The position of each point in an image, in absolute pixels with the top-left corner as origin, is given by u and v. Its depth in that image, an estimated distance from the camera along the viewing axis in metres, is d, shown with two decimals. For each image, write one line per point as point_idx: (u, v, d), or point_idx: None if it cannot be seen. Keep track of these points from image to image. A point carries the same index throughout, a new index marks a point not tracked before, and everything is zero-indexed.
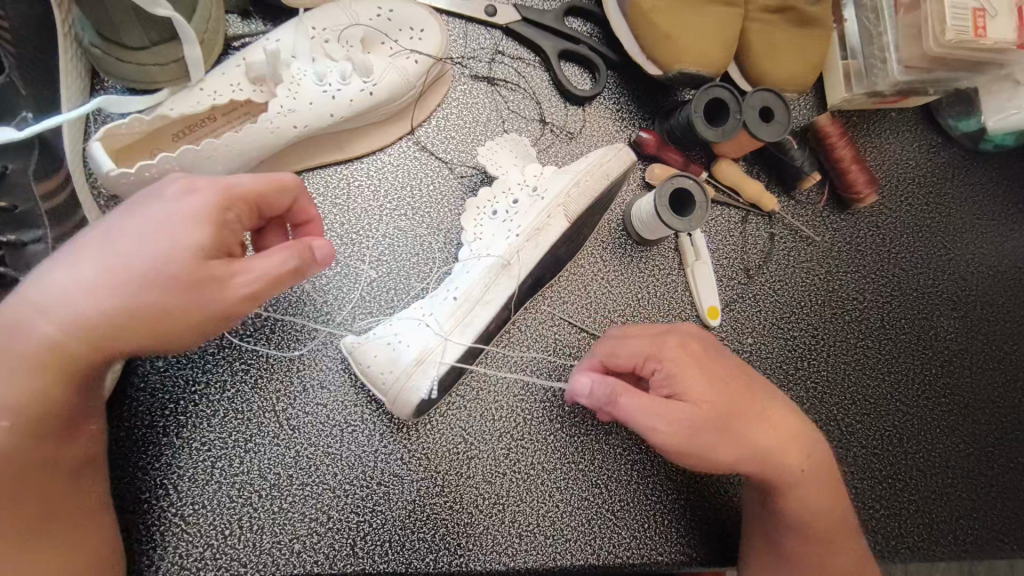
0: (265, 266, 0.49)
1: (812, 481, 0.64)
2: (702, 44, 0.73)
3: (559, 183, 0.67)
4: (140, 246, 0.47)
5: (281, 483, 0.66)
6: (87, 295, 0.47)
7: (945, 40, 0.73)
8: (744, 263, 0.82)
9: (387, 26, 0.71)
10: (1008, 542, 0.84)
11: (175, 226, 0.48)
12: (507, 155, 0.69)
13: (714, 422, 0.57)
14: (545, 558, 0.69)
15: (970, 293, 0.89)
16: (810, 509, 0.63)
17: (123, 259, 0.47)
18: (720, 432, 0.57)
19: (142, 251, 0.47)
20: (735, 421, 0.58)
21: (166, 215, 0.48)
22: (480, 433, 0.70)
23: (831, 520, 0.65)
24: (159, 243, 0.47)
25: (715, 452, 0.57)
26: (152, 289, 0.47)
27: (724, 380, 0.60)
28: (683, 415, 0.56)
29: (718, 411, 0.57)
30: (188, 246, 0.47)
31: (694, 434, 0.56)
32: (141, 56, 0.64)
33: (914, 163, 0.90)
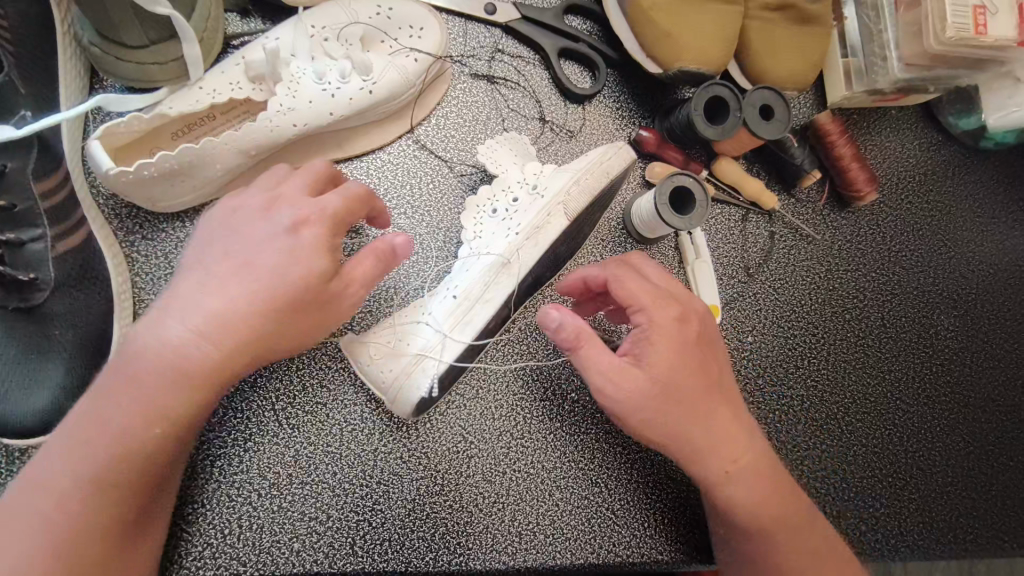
0: (373, 269, 0.56)
1: (756, 481, 0.59)
2: (702, 43, 0.73)
3: (559, 181, 0.66)
4: (269, 275, 0.51)
5: (280, 483, 0.66)
6: (224, 329, 0.50)
7: (945, 37, 0.72)
8: (744, 262, 0.82)
9: (386, 24, 0.71)
10: (1008, 540, 0.84)
11: (298, 256, 0.52)
12: (508, 154, 0.69)
13: (654, 400, 0.55)
14: (544, 557, 0.69)
15: (970, 291, 0.89)
16: (743, 507, 0.59)
17: (255, 290, 0.50)
18: (657, 412, 0.56)
19: (270, 282, 0.51)
20: (675, 407, 0.56)
21: (287, 248, 0.52)
22: (480, 432, 0.70)
23: (775, 526, 0.60)
24: (285, 272, 0.51)
25: (639, 425, 0.57)
26: (289, 311, 0.51)
27: (683, 364, 0.57)
28: (627, 383, 0.55)
29: (662, 393, 0.56)
30: (314, 272, 0.52)
31: (629, 405, 0.56)
32: (140, 55, 0.64)
33: (914, 161, 0.89)
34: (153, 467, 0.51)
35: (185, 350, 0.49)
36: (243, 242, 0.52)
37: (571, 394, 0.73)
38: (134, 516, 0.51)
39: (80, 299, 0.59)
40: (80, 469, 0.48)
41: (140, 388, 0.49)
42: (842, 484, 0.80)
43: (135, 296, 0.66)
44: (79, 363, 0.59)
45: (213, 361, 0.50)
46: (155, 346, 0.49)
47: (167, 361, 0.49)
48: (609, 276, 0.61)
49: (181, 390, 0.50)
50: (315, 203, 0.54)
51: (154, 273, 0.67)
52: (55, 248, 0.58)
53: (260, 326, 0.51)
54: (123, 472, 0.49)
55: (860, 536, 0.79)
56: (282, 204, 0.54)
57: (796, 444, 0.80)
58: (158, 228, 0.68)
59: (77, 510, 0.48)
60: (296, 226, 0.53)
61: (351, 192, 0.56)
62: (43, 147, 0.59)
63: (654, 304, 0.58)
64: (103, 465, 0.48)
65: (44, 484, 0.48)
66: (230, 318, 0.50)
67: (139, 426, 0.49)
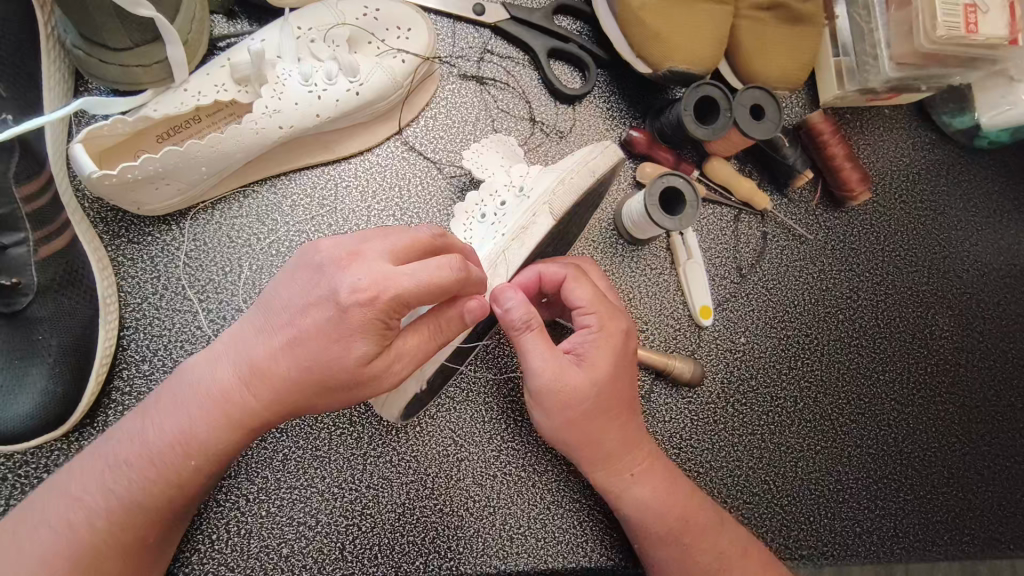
0: (426, 344, 0.53)
1: (663, 490, 0.61)
2: (692, 42, 0.72)
3: (545, 181, 0.65)
4: (309, 342, 0.49)
5: (268, 487, 0.65)
6: (266, 384, 0.51)
7: (936, 36, 0.72)
8: (736, 262, 0.82)
9: (373, 25, 0.70)
10: (1005, 541, 0.84)
11: (338, 330, 0.48)
12: (494, 156, 0.70)
13: (580, 402, 0.56)
14: (537, 560, 0.68)
15: (965, 291, 0.89)
16: (649, 513, 0.61)
17: (293, 353, 0.50)
18: (586, 415, 0.57)
19: (313, 350, 0.49)
20: (601, 413, 0.57)
21: (331, 318, 0.48)
22: (471, 435, 0.70)
23: (678, 535, 0.60)
24: (330, 344, 0.49)
25: (563, 424, 0.58)
26: (318, 382, 0.50)
27: (614, 375, 0.58)
28: (558, 381, 0.56)
29: (588, 400, 0.56)
30: (356, 352, 0.49)
31: (552, 405, 0.57)
32: (123, 58, 0.63)
33: (907, 160, 0.89)
34: (178, 499, 0.53)
35: (232, 396, 0.51)
36: (307, 296, 0.50)
37: None
38: (153, 539, 0.53)
39: (64, 305, 0.59)
40: (114, 492, 0.51)
41: (185, 421, 0.52)
42: (835, 486, 0.79)
43: (120, 300, 0.66)
44: (64, 367, 0.58)
45: (252, 415, 0.52)
46: (209, 383, 0.52)
47: (214, 401, 0.52)
48: (567, 278, 0.61)
49: (220, 433, 0.52)
50: (381, 277, 0.48)
51: (140, 276, 0.67)
52: (38, 252, 0.57)
53: (297, 389, 0.51)
54: (150, 501, 0.51)
55: (853, 537, 0.79)
56: (353, 269, 0.49)
57: (790, 446, 0.79)
58: (144, 231, 0.68)
59: (104, 530, 0.50)
60: (352, 303, 0.48)
61: (427, 274, 0.48)
62: (25, 149, 0.58)
63: (597, 316, 0.59)
64: (134, 492, 0.51)
65: (79, 499, 0.50)
66: (266, 375, 0.51)
67: (175, 459, 0.51)
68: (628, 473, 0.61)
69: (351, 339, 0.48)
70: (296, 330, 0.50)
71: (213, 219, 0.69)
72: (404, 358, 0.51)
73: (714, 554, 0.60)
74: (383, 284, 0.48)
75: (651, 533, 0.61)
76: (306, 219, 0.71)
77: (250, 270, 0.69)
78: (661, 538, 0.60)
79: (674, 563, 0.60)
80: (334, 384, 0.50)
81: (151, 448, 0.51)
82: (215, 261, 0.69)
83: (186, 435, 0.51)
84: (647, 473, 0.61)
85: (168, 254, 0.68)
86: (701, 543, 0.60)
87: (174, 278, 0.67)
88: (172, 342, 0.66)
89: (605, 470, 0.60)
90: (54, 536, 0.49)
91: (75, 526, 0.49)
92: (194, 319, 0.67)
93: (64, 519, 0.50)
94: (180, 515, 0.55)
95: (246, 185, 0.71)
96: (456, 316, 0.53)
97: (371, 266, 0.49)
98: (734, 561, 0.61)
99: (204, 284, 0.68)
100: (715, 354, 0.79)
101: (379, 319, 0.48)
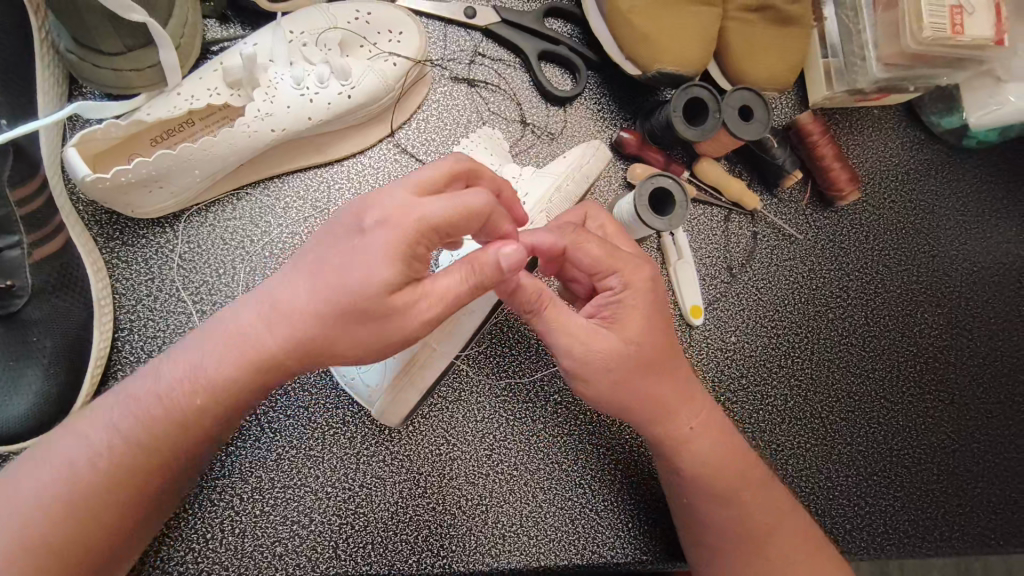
0: (459, 293, 0.49)
1: (718, 444, 0.62)
2: (680, 44, 0.73)
3: (541, 186, 0.69)
4: (332, 275, 0.47)
5: (262, 487, 0.66)
6: (285, 326, 0.48)
7: (922, 37, 0.72)
8: (726, 262, 0.82)
9: (365, 29, 0.71)
10: (995, 537, 0.85)
11: (363, 258, 0.47)
12: (483, 153, 0.71)
13: (627, 362, 0.56)
14: (529, 558, 0.69)
15: (955, 289, 0.89)
16: (707, 468, 0.61)
17: (315, 289, 0.48)
18: (619, 381, 0.57)
19: (334, 283, 0.47)
20: (650, 373, 0.58)
21: (357, 247, 0.47)
22: (463, 434, 0.70)
23: (736, 489, 0.61)
24: (353, 273, 0.47)
25: (616, 387, 0.57)
26: (341, 320, 0.47)
27: (658, 330, 0.58)
28: (593, 348, 0.55)
29: (639, 358, 0.57)
30: (378, 279, 0.46)
31: (602, 370, 0.56)
32: (116, 63, 0.64)
33: (896, 160, 0.90)
34: (190, 447, 0.51)
35: (254, 338, 0.49)
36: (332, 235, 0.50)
37: (553, 396, 0.74)
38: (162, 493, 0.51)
39: (59, 307, 0.59)
40: (126, 431, 0.49)
41: (203, 359, 0.50)
42: (827, 482, 0.80)
43: (115, 302, 0.66)
44: (58, 368, 0.59)
45: (272, 357, 0.49)
46: (230, 325, 0.50)
47: (236, 342, 0.50)
48: (567, 245, 0.57)
49: (238, 375, 0.50)
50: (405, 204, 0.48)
51: (135, 278, 0.68)
52: (32, 255, 0.58)
53: (320, 330, 0.48)
54: (161, 441, 0.50)
55: (844, 533, 0.79)
56: (379, 201, 0.48)
57: (780, 444, 0.80)
58: (138, 234, 0.68)
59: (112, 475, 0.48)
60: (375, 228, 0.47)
61: (458, 202, 0.47)
62: (18, 152, 0.59)
63: (624, 273, 0.58)
64: (147, 435, 0.49)
65: (86, 437, 0.49)
66: (285, 314, 0.48)
67: (191, 398, 0.50)
68: (688, 428, 0.61)
69: (376, 267, 0.46)
70: (322, 266, 0.48)
71: (208, 221, 0.70)
72: (429, 296, 0.48)
73: (769, 504, 0.62)
74: (411, 212, 0.47)
75: (705, 491, 0.61)
76: (299, 221, 0.72)
77: (243, 271, 0.70)
78: (721, 493, 0.61)
79: (731, 518, 0.61)
80: (359, 321, 0.47)
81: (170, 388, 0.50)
82: (209, 264, 0.69)
83: (206, 375, 0.50)
84: (704, 428, 0.61)
85: (162, 256, 0.68)
86: (755, 496, 0.61)
87: (168, 280, 0.68)
88: (167, 344, 0.66)
89: (662, 429, 0.60)
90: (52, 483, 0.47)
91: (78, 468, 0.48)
92: (188, 321, 0.68)
93: (68, 462, 0.48)
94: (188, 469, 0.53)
95: (239, 188, 0.71)
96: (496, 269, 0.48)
97: (398, 194, 0.48)
98: (790, 518, 0.63)
99: (199, 286, 0.69)
100: (705, 353, 0.79)
101: (406, 247, 0.46)
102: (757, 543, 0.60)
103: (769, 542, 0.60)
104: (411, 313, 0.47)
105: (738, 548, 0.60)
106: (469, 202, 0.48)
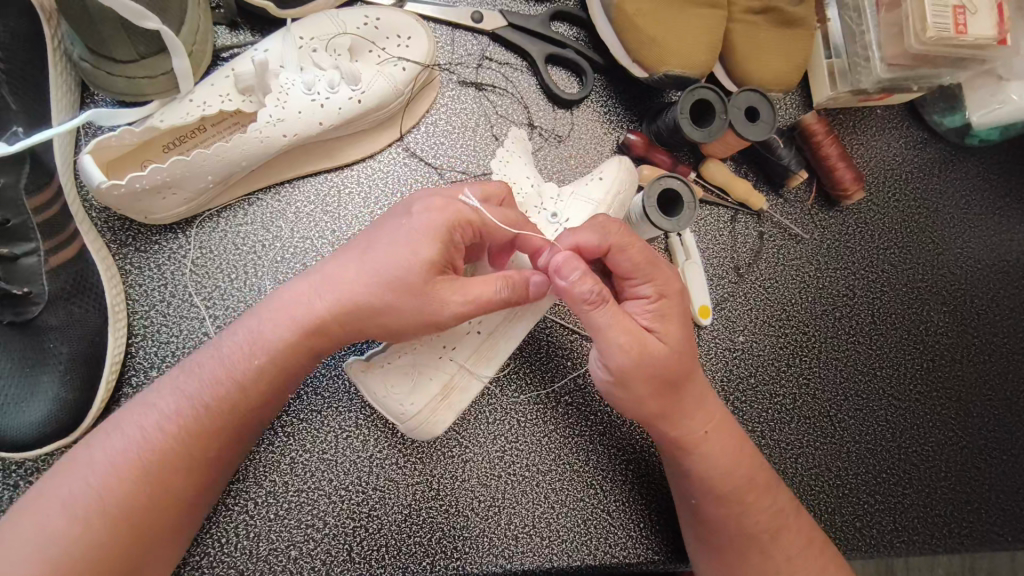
0: (459, 209, 0.54)
1: (727, 445, 0.62)
2: (687, 46, 0.74)
3: (581, 213, 0.69)
4: (364, 234, 0.56)
5: (276, 490, 0.66)
6: (332, 292, 0.53)
7: (926, 37, 0.73)
8: (733, 263, 0.83)
9: (374, 34, 0.71)
10: (1002, 533, 0.85)
11: (387, 218, 0.56)
12: (519, 166, 0.69)
13: (664, 371, 0.56)
14: (542, 559, 0.69)
15: (960, 287, 0.90)
16: (715, 471, 0.61)
17: (350, 248, 0.56)
18: (659, 384, 0.57)
19: (365, 237, 0.56)
20: (682, 383, 0.59)
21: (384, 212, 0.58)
22: (475, 436, 0.71)
23: (740, 495, 0.61)
24: (378, 223, 0.57)
25: (646, 396, 0.57)
26: (360, 250, 0.54)
27: (689, 342, 0.59)
28: (648, 349, 0.55)
29: (671, 368, 0.57)
30: (393, 216, 0.56)
31: (638, 377, 0.56)
32: (129, 70, 0.65)
33: (899, 160, 0.90)
34: (246, 410, 0.54)
35: (307, 312, 0.54)
36: (380, 227, 0.56)
37: (564, 397, 0.74)
38: (218, 463, 0.54)
39: (74, 313, 0.60)
40: (189, 398, 0.52)
41: (261, 330, 0.54)
42: (836, 481, 0.81)
43: (129, 308, 0.67)
44: (74, 374, 0.59)
45: (324, 321, 0.54)
46: (288, 299, 0.55)
47: (289, 312, 0.54)
48: (609, 245, 0.57)
49: (291, 338, 0.54)
50: (442, 195, 0.55)
51: (149, 283, 0.68)
52: (49, 261, 0.58)
53: (344, 270, 0.54)
54: (217, 401, 0.53)
55: (853, 531, 0.80)
56: (421, 197, 0.56)
57: (790, 442, 0.80)
58: (151, 240, 0.69)
59: (172, 435, 0.51)
60: (422, 213, 0.54)
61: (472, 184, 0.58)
62: (36, 161, 0.59)
63: (658, 280, 0.58)
64: (205, 397, 0.53)
65: (154, 406, 0.52)
66: (333, 282, 0.54)
67: (246, 361, 0.54)
68: (700, 431, 0.61)
69: (395, 211, 0.57)
70: (360, 235, 0.57)
71: (219, 227, 0.70)
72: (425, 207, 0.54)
73: (771, 511, 0.62)
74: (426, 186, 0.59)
75: (714, 494, 0.61)
76: (310, 226, 0.73)
77: (256, 276, 0.70)
78: (726, 496, 0.61)
79: (733, 517, 0.61)
80: (371, 245, 0.54)
81: (229, 356, 0.54)
82: (220, 269, 0.70)
83: (260, 339, 0.54)
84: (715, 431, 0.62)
85: (175, 262, 0.69)
86: (760, 497, 0.62)
87: (182, 285, 0.69)
88: (181, 348, 0.67)
89: (679, 431, 0.60)
90: (115, 447, 0.50)
91: (143, 433, 0.51)
92: (202, 326, 0.68)
93: (138, 427, 0.51)
94: (240, 432, 0.55)
95: (252, 193, 0.72)
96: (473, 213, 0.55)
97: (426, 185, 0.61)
98: (791, 511, 0.64)
99: (211, 291, 0.69)
100: (713, 353, 0.80)
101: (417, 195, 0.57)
102: (760, 543, 0.61)
103: (768, 539, 0.61)
104: (414, 225, 0.53)
105: (732, 548, 0.61)
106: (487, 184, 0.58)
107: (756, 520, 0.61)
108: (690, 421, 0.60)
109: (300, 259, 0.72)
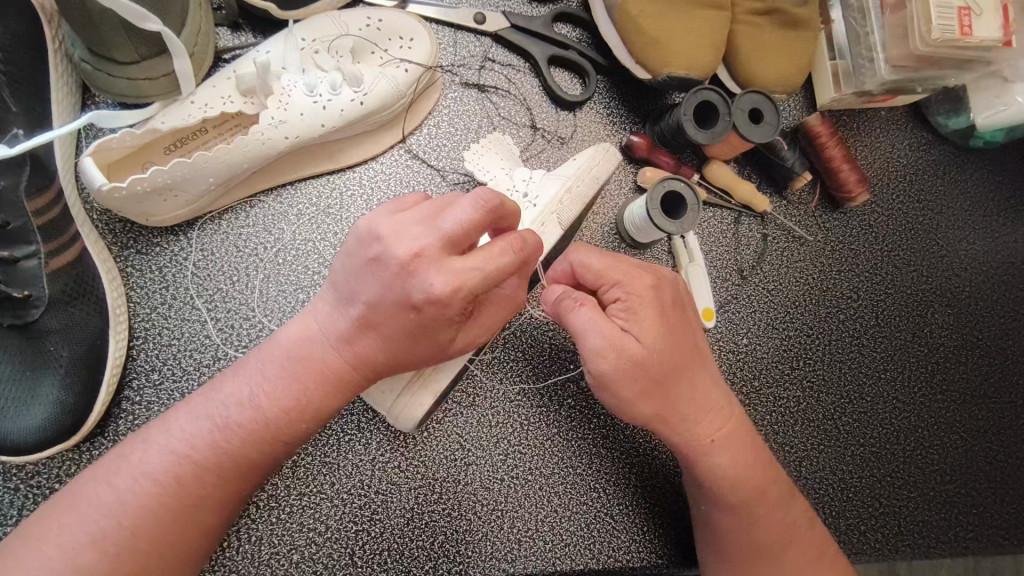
0: (485, 275, 0.48)
1: (740, 456, 0.61)
2: (690, 47, 0.73)
3: (550, 188, 0.68)
4: (368, 282, 0.50)
5: (277, 495, 0.65)
6: (357, 341, 0.52)
7: (931, 39, 0.73)
8: (737, 264, 0.82)
9: (376, 36, 0.71)
10: (1008, 537, 0.85)
11: (388, 272, 0.49)
12: (494, 157, 0.72)
13: (649, 372, 0.56)
14: (545, 563, 0.69)
15: (964, 290, 0.90)
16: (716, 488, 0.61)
17: (359, 297, 0.51)
18: (648, 384, 0.56)
19: (370, 292, 0.50)
20: (672, 381, 0.58)
21: (380, 257, 0.49)
22: (477, 440, 0.70)
23: (747, 505, 0.60)
24: (381, 275, 0.49)
25: (635, 398, 0.57)
26: (376, 306, 0.50)
27: (671, 339, 0.58)
28: (627, 351, 0.55)
29: (648, 368, 0.56)
30: (401, 274, 0.48)
31: (623, 381, 0.56)
32: (129, 72, 0.65)
33: (904, 161, 0.90)
34: (265, 457, 0.52)
35: (332, 359, 0.52)
36: (384, 294, 0.50)
37: (567, 400, 0.73)
38: (237, 500, 0.52)
39: (75, 316, 0.59)
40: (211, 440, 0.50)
41: (287, 372, 0.52)
42: (840, 485, 0.80)
43: (130, 311, 0.66)
44: (75, 377, 0.58)
45: (349, 369, 0.53)
46: (310, 341, 0.53)
47: (312, 358, 0.52)
48: (572, 265, 0.60)
49: (317, 384, 0.52)
50: (456, 276, 0.47)
51: (150, 286, 0.68)
52: (49, 264, 0.58)
53: (362, 325, 0.51)
54: (239, 447, 0.51)
55: (858, 535, 0.79)
56: (431, 248, 0.48)
57: (794, 445, 0.80)
58: (153, 242, 0.68)
59: (197, 496, 0.49)
60: (429, 306, 0.48)
61: (468, 220, 0.49)
62: (36, 164, 0.59)
63: (624, 283, 0.58)
64: (228, 442, 0.50)
65: (173, 442, 0.50)
66: (353, 338, 0.52)
67: (270, 404, 0.51)
68: (708, 439, 0.60)
69: (399, 266, 0.48)
70: (365, 279, 0.50)
71: (221, 229, 0.70)
72: (445, 271, 0.48)
73: (780, 522, 0.61)
74: (429, 222, 0.50)
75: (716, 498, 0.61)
76: (312, 228, 0.72)
77: (259, 278, 0.70)
78: (738, 503, 0.60)
79: (744, 525, 0.61)
80: (390, 304, 0.49)
81: (245, 408, 0.51)
82: (222, 271, 0.69)
83: (284, 386, 0.52)
84: (726, 438, 0.61)
85: (176, 264, 0.69)
86: (769, 507, 0.61)
87: (183, 287, 0.68)
88: (182, 351, 0.66)
89: (680, 436, 0.60)
90: (137, 497, 0.48)
91: (164, 489, 0.48)
92: (203, 329, 0.68)
93: (155, 464, 0.49)
94: (264, 471, 0.53)
95: (254, 195, 0.71)
96: (491, 267, 0.48)
97: (421, 208, 0.51)
98: (798, 517, 0.63)
99: (213, 294, 0.69)
100: (717, 355, 0.79)
101: (423, 247, 0.48)
102: (772, 553, 0.60)
103: (779, 547, 0.60)
104: (435, 294, 0.47)
105: (744, 560, 0.61)
106: (481, 215, 0.49)
107: (762, 529, 0.60)
108: (689, 431, 0.59)
109: (302, 262, 0.71)
